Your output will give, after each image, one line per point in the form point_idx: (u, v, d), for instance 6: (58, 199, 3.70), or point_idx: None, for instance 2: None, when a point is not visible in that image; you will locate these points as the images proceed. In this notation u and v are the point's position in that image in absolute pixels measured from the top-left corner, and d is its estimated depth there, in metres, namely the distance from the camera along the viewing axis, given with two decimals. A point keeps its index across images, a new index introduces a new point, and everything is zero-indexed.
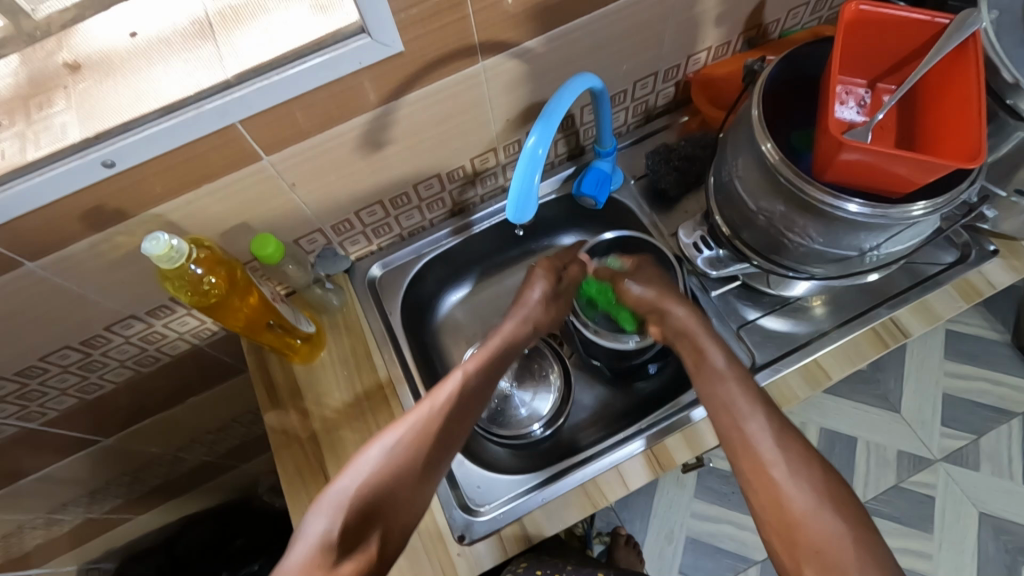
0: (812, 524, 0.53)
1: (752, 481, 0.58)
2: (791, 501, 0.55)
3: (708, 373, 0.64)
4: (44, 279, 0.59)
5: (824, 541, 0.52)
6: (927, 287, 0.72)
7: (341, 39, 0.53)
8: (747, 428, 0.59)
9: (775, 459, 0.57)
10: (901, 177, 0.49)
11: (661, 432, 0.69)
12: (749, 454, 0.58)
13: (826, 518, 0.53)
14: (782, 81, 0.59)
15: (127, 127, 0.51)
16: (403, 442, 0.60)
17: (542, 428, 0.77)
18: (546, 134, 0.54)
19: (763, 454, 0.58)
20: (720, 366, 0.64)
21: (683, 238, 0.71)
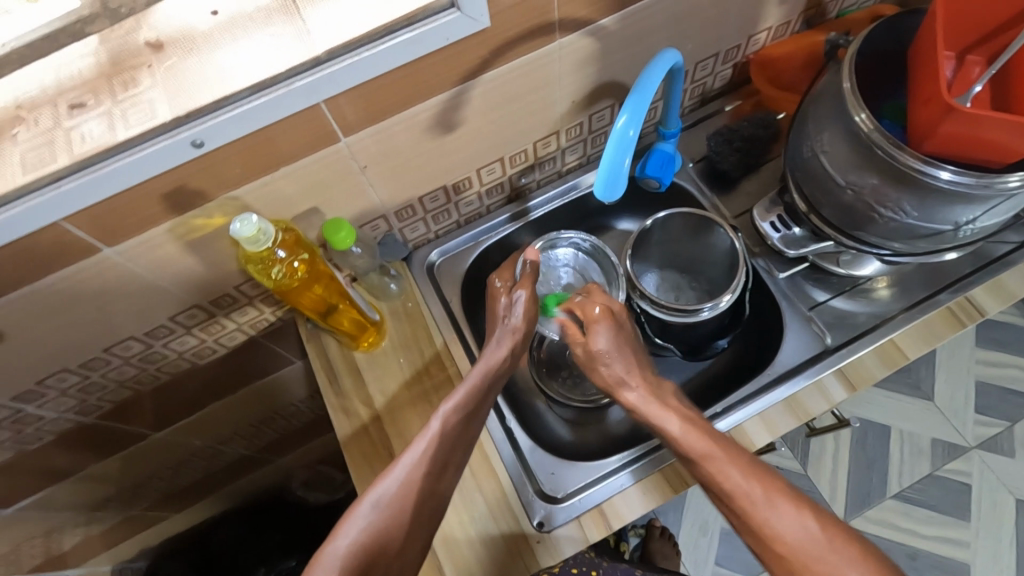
0: (794, 546, 0.51)
1: (769, 551, 0.53)
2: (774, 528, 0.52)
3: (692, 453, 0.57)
4: (118, 264, 0.58)
5: None
6: (996, 268, 0.71)
7: (428, 15, 0.52)
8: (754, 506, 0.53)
9: (798, 545, 0.51)
10: (1004, 147, 0.49)
11: (740, 414, 0.68)
12: (715, 493, 0.56)
13: (795, 527, 0.52)
14: (872, 54, 0.58)
15: (218, 105, 0.50)
16: (418, 467, 0.57)
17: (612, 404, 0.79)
18: (637, 113, 0.53)
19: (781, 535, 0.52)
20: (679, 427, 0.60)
21: (760, 221, 0.70)
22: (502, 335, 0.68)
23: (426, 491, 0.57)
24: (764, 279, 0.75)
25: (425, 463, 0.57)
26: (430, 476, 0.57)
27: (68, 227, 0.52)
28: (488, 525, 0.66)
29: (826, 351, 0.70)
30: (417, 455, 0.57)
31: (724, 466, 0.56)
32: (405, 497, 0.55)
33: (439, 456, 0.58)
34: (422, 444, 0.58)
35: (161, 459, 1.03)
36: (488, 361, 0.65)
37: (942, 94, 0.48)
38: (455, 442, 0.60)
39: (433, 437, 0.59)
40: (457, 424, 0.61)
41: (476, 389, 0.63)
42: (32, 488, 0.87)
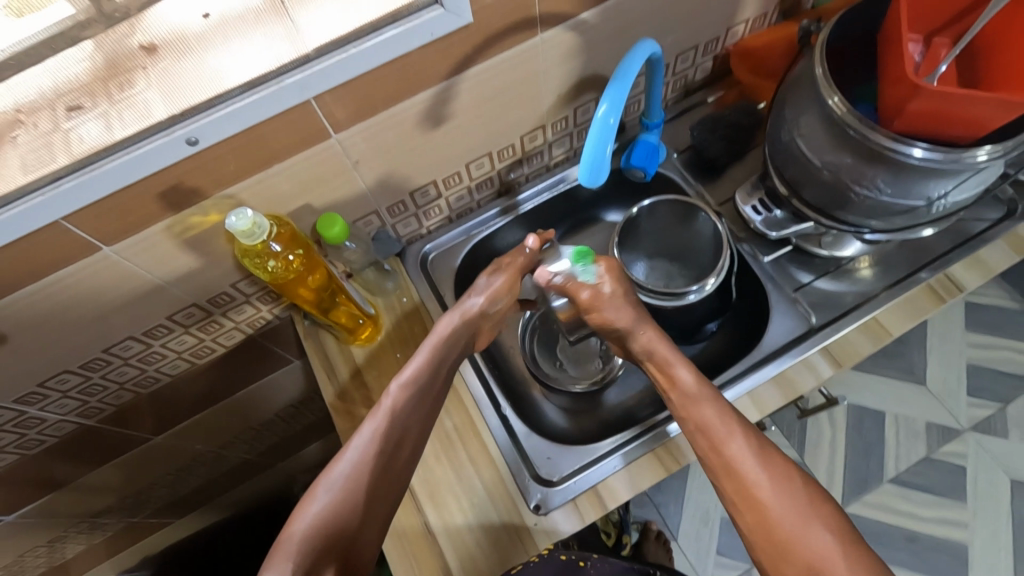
0: (820, 559, 0.53)
1: (730, 494, 0.58)
2: (799, 538, 0.54)
3: (684, 396, 0.62)
4: (117, 263, 0.60)
5: (817, 560, 0.53)
6: (975, 244, 0.73)
7: (413, 12, 0.54)
8: (726, 451, 0.58)
9: (771, 501, 0.56)
10: (971, 123, 0.51)
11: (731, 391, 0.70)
12: (729, 475, 0.58)
13: (822, 538, 0.53)
14: (844, 39, 0.60)
15: (212, 103, 0.52)
16: (373, 444, 0.59)
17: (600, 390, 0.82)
18: (616, 102, 0.55)
19: (747, 477, 0.57)
20: (688, 382, 0.62)
21: (742, 204, 0.73)
22: (457, 311, 0.69)
23: (382, 469, 0.59)
24: (750, 262, 0.77)
25: (378, 440, 0.59)
26: (384, 453, 0.59)
27: (67, 226, 0.53)
28: (487, 510, 0.67)
29: (811, 330, 0.71)
30: (369, 436, 0.59)
31: (738, 461, 0.58)
32: (360, 475, 0.57)
33: (395, 428, 0.61)
34: (374, 422, 0.60)
35: (163, 463, 1.03)
36: (441, 331, 0.67)
37: (909, 73, 0.50)
38: (409, 415, 0.62)
39: (385, 414, 0.61)
40: (409, 399, 0.62)
41: (429, 360, 0.65)
42: (34, 494, 0.88)
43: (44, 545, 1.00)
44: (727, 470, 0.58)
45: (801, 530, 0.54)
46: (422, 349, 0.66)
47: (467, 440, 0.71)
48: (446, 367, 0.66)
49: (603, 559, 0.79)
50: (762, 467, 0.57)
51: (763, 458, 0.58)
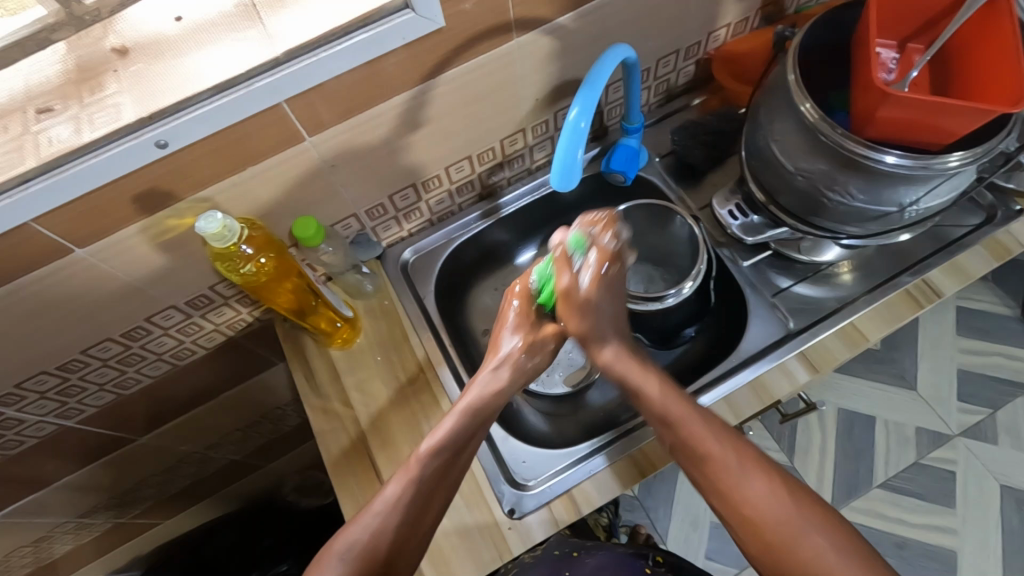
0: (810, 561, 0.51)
1: (709, 485, 0.57)
2: (761, 509, 0.54)
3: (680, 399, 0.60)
4: (91, 265, 0.60)
5: (807, 555, 0.52)
6: (954, 249, 0.73)
7: (384, 16, 0.54)
8: (707, 446, 0.57)
9: (765, 517, 0.54)
10: (940, 128, 0.51)
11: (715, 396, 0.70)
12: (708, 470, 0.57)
13: (783, 508, 0.54)
14: (816, 46, 0.61)
15: (180, 106, 0.52)
16: (396, 510, 0.55)
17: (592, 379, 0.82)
18: (587, 106, 0.56)
19: (720, 475, 0.56)
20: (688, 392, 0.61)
21: (717, 208, 0.73)
22: (501, 357, 0.64)
23: (398, 543, 0.55)
24: (729, 268, 0.77)
25: (399, 513, 0.55)
26: (403, 525, 0.55)
27: (39, 229, 0.53)
28: (463, 515, 0.67)
29: (788, 336, 0.71)
30: (388, 502, 0.56)
31: (704, 437, 0.57)
32: (375, 546, 0.54)
33: (416, 498, 0.56)
34: (395, 487, 0.57)
35: (147, 465, 1.03)
36: (478, 390, 0.63)
37: (877, 80, 0.50)
38: (431, 487, 0.57)
39: (408, 479, 0.57)
40: (434, 466, 0.58)
41: (465, 422, 0.60)
42: (15, 496, 0.88)
43: (28, 546, 1.00)
44: (691, 454, 0.58)
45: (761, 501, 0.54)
46: (456, 409, 0.61)
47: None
48: (481, 431, 0.61)
49: (597, 547, 0.72)
50: (725, 449, 0.57)
51: (723, 441, 0.57)
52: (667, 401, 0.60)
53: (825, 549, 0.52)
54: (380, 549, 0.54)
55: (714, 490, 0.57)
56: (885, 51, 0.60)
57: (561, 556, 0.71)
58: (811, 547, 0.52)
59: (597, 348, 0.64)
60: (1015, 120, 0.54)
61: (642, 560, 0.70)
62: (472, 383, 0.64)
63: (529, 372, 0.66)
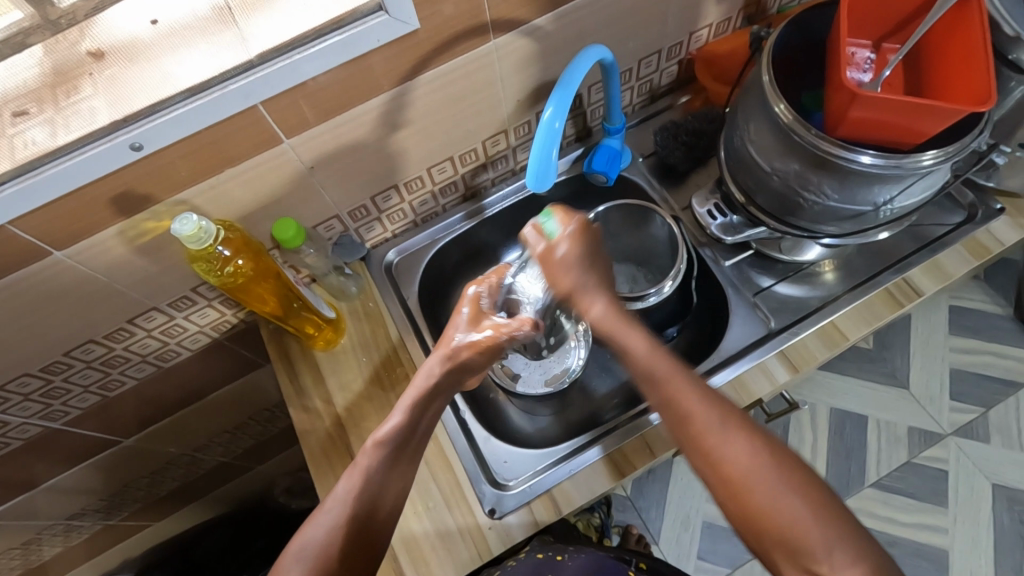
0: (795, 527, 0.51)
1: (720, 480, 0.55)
2: (755, 491, 0.53)
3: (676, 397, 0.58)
4: (71, 267, 0.60)
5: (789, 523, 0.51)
6: (934, 248, 0.73)
7: (359, 18, 0.54)
8: (691, 410, 0.57)
9: (745, 471, 0.53)
10: (912, 128, 0.51)
11: None
12: (713, 468, 0.55)
13: (795, 507, 0.52)
14: (790, 47, 0.61)
15: (155, 109, 0.52)
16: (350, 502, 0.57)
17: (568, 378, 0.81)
18: (561, 107, 0.56)
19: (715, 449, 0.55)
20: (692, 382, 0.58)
21: (698, 207, 0.74)
22: (450, 347, 0.64)
23: (356, 537, 0.56)
24: (711, 267, 0.77)
25: (350, 505, 0.57)
26: (359, 520, 0.56)
27: (16, 231, 0.54)
28: (442, 515, 0.67)
29: (768, 335, 0.72)
30: (342, 498, 0.57)
31: (711, 435, 0.55)
32: (333, 543, 0.55)
33: (370, 491, 0.58)
34: (346, 483, 0.58)
35: (134, 467, 1.03)
36: (423, 380, 0.63)
37: (848, 81, 0.51)
38: (383, 477, 0.59)
39: (359, 475, 0.58)
40: (384, 458, 0.59)
41: (411, 412, 0.61)
42: (2, 498, 0.89)
43: (17, 548, 1.00)
44: (706, 454, 0.55)
45: (777, 505, 0.52)
46: (404, 400, 0.62)
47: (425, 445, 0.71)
48: (426, 421, 0.63)
49: (580, 550, 0.72)
50: (734, 438, 0.55)
51: (738, 438, 0.55)
52: (680, 396, 0.57)
53: (838, 551, 0.50)
54: (338, 548, 0.55)
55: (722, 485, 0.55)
56: (859, 50, 0.60)
57: (543, 560, 0.70)
58: (820, 551, 0.50)
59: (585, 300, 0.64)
60: (986, 120, 0.54)
61: (624, 565, 0.71)
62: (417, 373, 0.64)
63: (474, 363, 0.65)
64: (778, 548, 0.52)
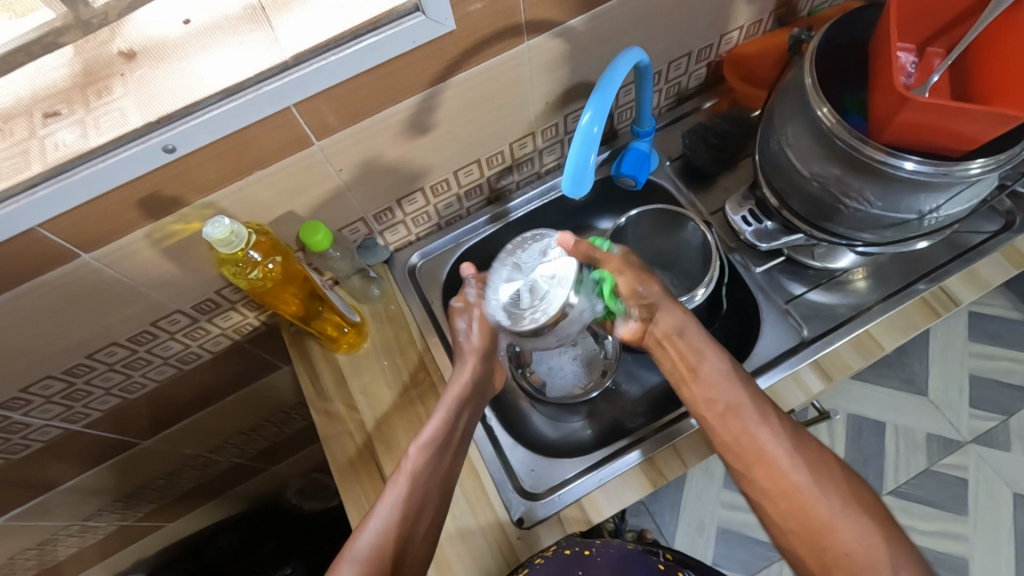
0: (850, 550, 0.54)
1: (782, 510, 0.58)
2: (810, 504, 0.57)
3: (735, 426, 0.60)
4: (97, 270, 0.59)
5: (852, 544, 0.55)
6: (971, 257, 0.71)
7: (394, 19, 0.53)
8: (757, 434, 0.59)
9: (803, 484, 0.57)
10: (962, 135, 0.50)
11: None
12: (772, 481, 0.59)
13: (857, 533, 0.55)
14: (832, 49, 0.60)
15: (189, 110, 0.52)
16: (401, 506, 0.60)
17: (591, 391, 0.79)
18: (600, 110, 0.55)
19: (775, 458, 0.59)
20: (719, 369, 0.63)
21: (732, 214, 0.72)
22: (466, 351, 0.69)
23: (405, 537, 0.59)
24: (741, 274, 0.75)
25: (400, 510, 0.59)
26: (407, 523, 0.59)
27: (44, 233, 0.53)
28: (470, 522, 0.66)
29: (801, 344, 0.70)
30: (391, 503, 0.60)
31: (747, 416, 0.60)
32: (386, 545, 0.58)
33: (415, 492, 0.60)
34: (397, 491, 0.61)
35: (151, 468, 1.03)
36: (456, 389, 0.66)
37: (897, 86, 0.49)
38: (426, 481, 0.61)
39: (405, 478, 0.61)
40: (427, 461, 0.62)
41: (447, 418, 0.64)
42: (22, 498, 0.88)
43: (34, 548, 1.00)
44: (760, 459, 0.59)
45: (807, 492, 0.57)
46: (439, 411, 0.65)
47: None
48: (463, 424, 0.66)
49: (608, 543, 0.66)
50: (792, 450, 0.59)
51: (795, 446, 0.59)
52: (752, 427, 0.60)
53: (903, 568, 0.53)
54: (388, 549, 0.57)
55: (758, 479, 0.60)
56: (904, 54, 0.58)
57: (571, 556, 0.63)
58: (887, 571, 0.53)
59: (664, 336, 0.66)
60: None
61: (654, 557, 0.66)
62: (450, 386, 0.67)
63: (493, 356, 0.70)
64: (823, 542, 0.55)
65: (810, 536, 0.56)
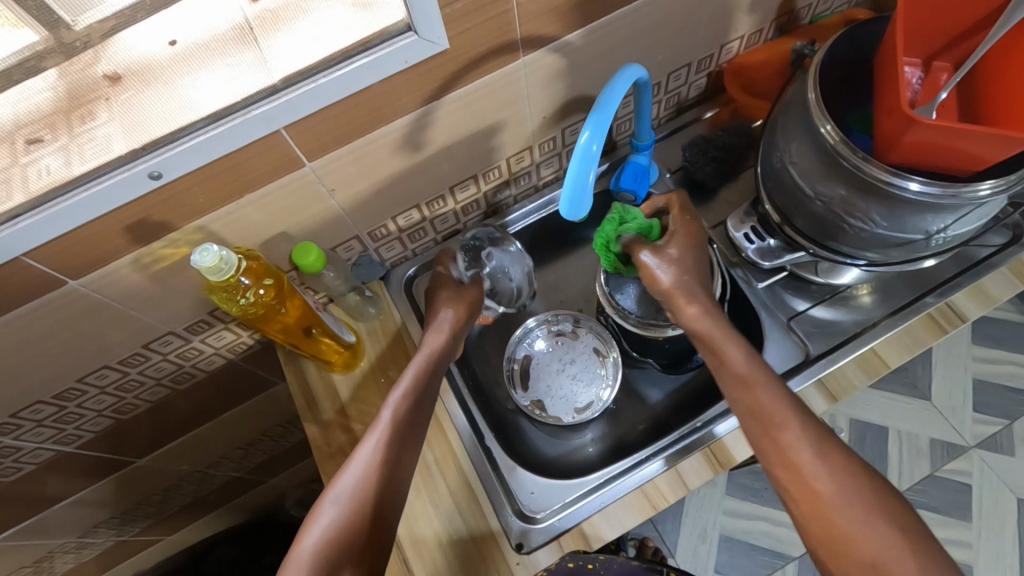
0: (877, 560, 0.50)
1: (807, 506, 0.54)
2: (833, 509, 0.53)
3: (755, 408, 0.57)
4: (85, 296, 0.58)
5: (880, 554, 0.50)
6: (978, 271, 0.70)
7: (387, 39, 0.52)
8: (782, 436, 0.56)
9: (832, 490, 0.53)
10: (971, 156, 0.49)
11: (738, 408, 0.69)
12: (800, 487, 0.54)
13: (882, 535, 0.51)
14: (835, 64, 0.59)
15: (174, 136, 0.50)
16: (375, 457, 0.58)
17: (608, 394, 0.78)
18: (599, 129, 0.54)
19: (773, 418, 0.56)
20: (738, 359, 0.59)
21: (733, 231, 0.70)
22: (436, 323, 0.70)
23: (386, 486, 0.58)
24: (744, 290, 0.74)
25: (378, 458, 0.58)
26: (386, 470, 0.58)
27: (29, 262, 0.51)
28: (467, 544, 0.65)
29: (806, 362, 0.69)
30: (367, 455, 0.59)
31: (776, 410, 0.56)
32: (362, 497, 0.56)
33: (392, 446, 0.60)
34: (371, 440, 0.60)
35: (147, 484, 1.01)
36: (426, 352, 0.68)
37: (904, 104, 0.48)
38: (403, 434, 0.61)
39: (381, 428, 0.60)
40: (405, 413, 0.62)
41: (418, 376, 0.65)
42: (16, 519, 0.87)
43: (30, 566, 0.99)
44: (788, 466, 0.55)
45: (812, 469, 0.54)
46: (409, 370, 0.66)
47: (447, 469, 0.69)
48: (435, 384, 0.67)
49: (611, 559, 0.67)
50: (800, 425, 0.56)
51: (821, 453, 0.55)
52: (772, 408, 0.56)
53: None
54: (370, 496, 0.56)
55: (754, 425, 0.57)
56: (909, 69, 0.57)
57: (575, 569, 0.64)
58: None
59: (683, 301, 0.62)
60: None
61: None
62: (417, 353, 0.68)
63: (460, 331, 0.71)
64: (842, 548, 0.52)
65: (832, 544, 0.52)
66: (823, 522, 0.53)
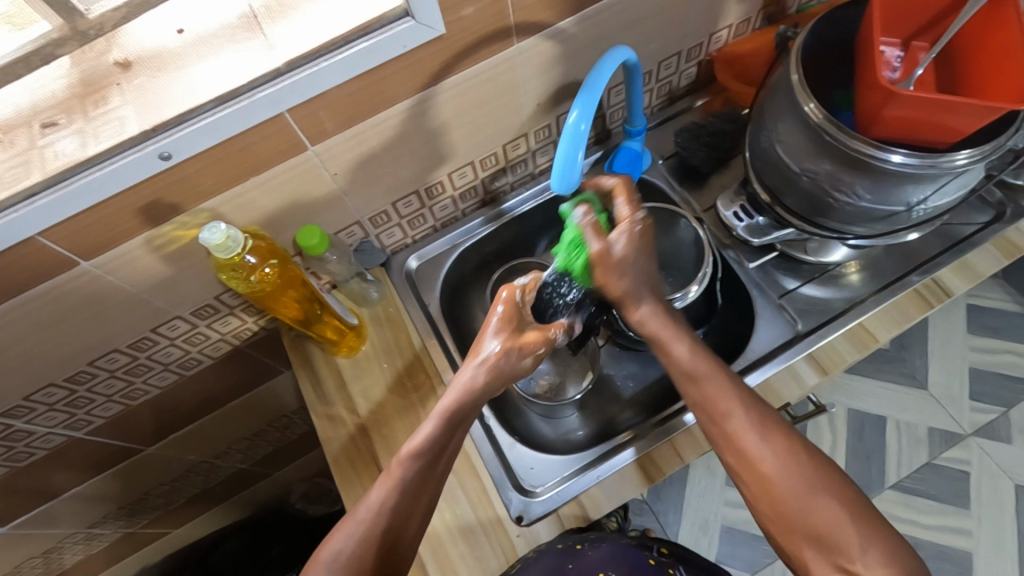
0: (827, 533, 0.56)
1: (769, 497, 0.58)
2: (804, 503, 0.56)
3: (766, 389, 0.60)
4: (97, 277, 0.60)
5: (828, 529, 0.56)
6: (963, 248, 0.72)
7: (385, 24, 0.54)
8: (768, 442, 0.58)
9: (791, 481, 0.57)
10: (948, 127, 0.51)
11: (742, 386, 0.69)
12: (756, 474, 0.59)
13: (832, 512, 0.56)
14: (817, 46, 0.61)
15: (183, 118, 0.52)
16: (378, 517, 0.57)
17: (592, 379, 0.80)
18: (587, 109, 0.56)
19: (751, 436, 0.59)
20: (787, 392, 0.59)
21: (723, 209, 0.73)
22: (482, 356, 0.61)
23: (389, 541, 0.57)
24: (736, 269, 0.76)
25: (383, 515, 0.57)
26: (388, 529, 0.57)
27: (45, 242, 0.54)
28: (473, 524, 0.67)
29: (796, 337, 0.71)
30: (374, 508, 0.57)
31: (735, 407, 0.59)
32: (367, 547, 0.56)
33: (413, 486, 0.58)
34: (378, 491, 0.58)
35: (154, 474, 1.03)
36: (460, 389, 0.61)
37: (882, 80, 0.50)
38: (425, 479, 0.59)
39: (389, 485, 0.57)
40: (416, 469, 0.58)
41: (440, 433, 0.59)
42: (24, 508, 0.88)
43: (39, 557, 1.00)
44: (743, 456, 0.59)
45: (759, 453, 0.58)
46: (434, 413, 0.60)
47: (465, 478, 0.69)
48: (462, 431, 0.61)
49: (602, 539, 0.70)
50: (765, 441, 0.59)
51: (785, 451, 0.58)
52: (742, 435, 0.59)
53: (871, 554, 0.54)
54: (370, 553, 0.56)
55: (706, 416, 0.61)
56: (889, 49, 0.59)
57: (564, 549, 0.67)
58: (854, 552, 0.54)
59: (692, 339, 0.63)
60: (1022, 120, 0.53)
61: (646, 552, 0.70)
62: (453, 383, 0.62)
63: (512, 369, 0.63)
64: (791, 520, 0.57)
65: (787, 519, 0.57)
66: (784, 508, 0.57)
